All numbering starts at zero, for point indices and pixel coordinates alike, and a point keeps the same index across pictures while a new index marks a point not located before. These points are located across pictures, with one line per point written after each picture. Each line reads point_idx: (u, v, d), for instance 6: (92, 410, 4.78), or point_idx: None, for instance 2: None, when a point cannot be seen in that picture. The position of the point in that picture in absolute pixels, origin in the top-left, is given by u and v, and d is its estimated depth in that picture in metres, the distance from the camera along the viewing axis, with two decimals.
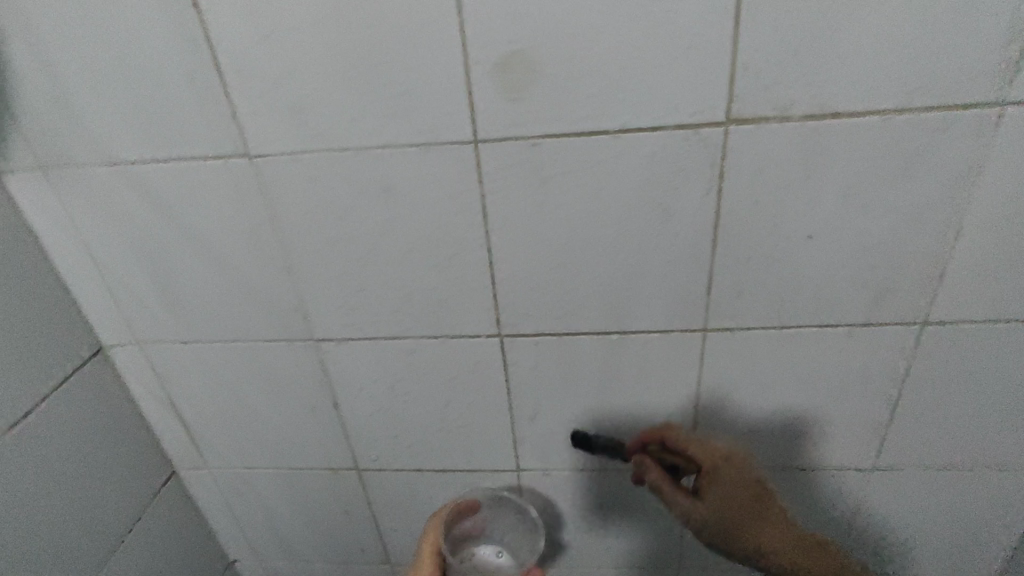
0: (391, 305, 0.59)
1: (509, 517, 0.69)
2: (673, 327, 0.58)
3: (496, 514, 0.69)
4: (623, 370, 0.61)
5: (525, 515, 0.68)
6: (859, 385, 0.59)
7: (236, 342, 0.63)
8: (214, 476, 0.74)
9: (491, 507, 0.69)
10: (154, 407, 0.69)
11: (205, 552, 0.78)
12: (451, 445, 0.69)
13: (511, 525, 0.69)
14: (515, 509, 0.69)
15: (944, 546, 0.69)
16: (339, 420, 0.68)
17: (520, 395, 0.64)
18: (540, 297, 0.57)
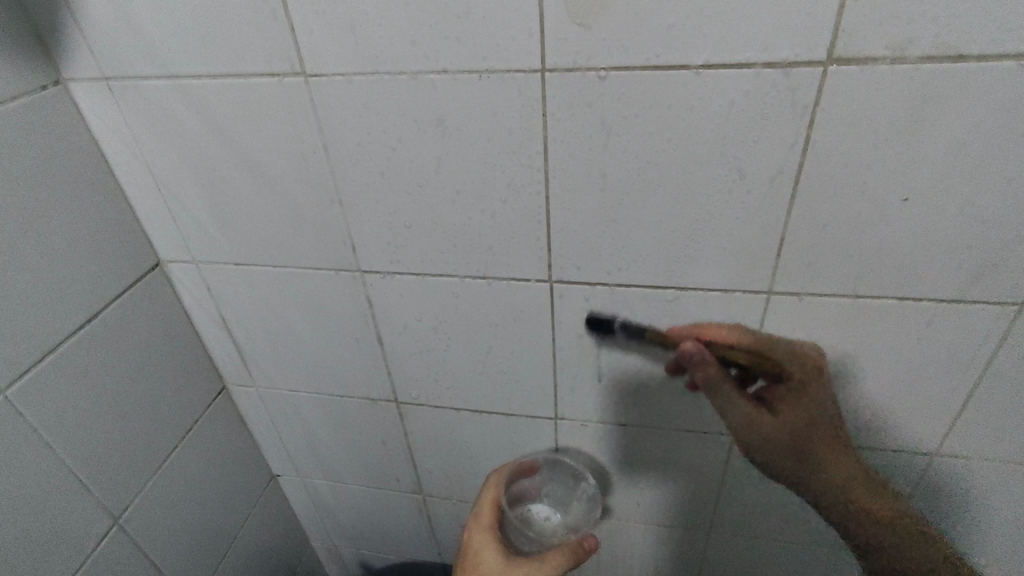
0: (440, 242, 0.57)
1: (560, 483, 0.73)
2: (735, 288, 0.54)
3: (549, 478, 0.73)
4: (675, 329, 0.58)
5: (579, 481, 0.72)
6: (934, 365, 0.54)
7: (286, 269, 0.63)
8: (261, 395, 0.77)
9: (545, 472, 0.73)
10: (207, 325, 0.71)
11: (252, 466, 0.82)
12: (491, 388, 0.68)
13: (561, 491, 0.73)
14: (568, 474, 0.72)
15: (999, 542, 0.66)
16: (382, 354, 0.68)
17: (565, 344, 0.62)
18: (595, 245, 0.54)
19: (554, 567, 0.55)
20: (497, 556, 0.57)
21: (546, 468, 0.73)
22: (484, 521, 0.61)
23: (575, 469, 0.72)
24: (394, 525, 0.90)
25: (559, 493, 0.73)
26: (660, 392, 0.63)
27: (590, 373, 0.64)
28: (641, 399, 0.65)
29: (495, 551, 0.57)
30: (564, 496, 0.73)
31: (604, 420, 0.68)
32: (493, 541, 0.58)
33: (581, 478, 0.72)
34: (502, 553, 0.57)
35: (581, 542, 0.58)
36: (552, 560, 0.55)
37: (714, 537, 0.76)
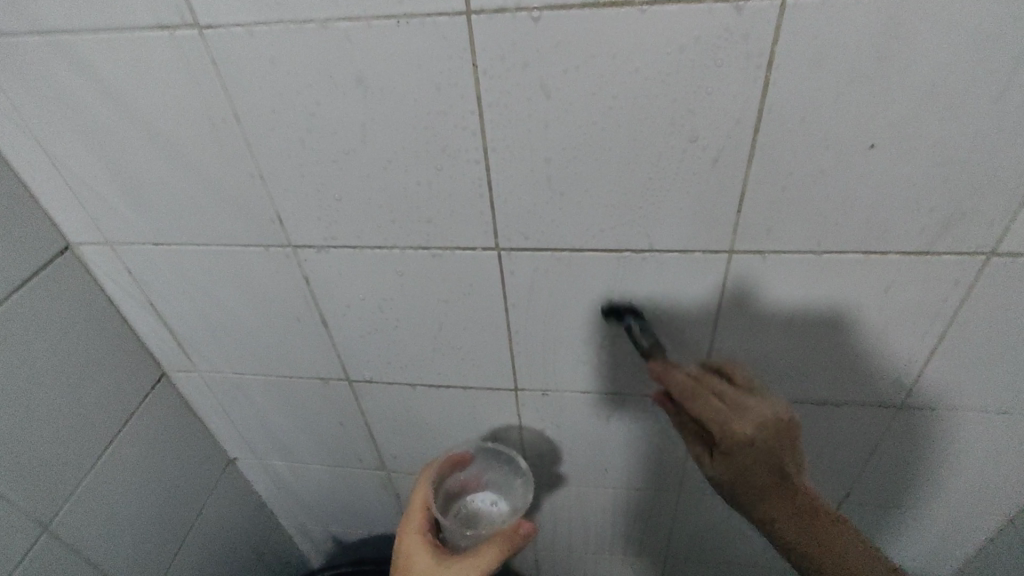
0: (374, 213, 0.52)
1: (498, 470, 0.70)
2: (695, 248, 0.51)
3: (486, 468, 0.70)
4: (634, 294, 0.55)
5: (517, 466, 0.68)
6: (900, 319, 0.52)
7: (211, 248, 0.57)
8: (205, 380, 0.72)
9: (481, 462, 0.70)
10: (135, 310, 0.65)
11: (203, 453, 0.79)
12: (446, 363, 0.65)
13: (502, 478, 0.70)
14: (505, 459, 0.69)
15: (961, 485, 0.66)
16: (328, 333, 0.64)
17: (519, 314, 0.59)
18: (544, 208, 0.50)
19: (491, 558, 0.53)
20: (427, 559, 0.54)
21: (480, 457, 0.70)
22: (414, 524, 0.58)
23: (508, 454, 0.69)
24: (361, 502, 0.88)
25: (499, 481, 0.69)
26: (622, 358, 0.60)
27: (547, 343, 0.61)
28: (603, 367, 0.62)
29: (425, 552, 0.55)
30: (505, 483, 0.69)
31: (566, 389, 0.65)
32: (423, 544, 0.56)
33: (514, 461, 0.69)
34: (434, 553, 0.55)
35: (516, 527, 0.55)
36: (485, 553, 0.53)
37: (682, 496, 0.75)
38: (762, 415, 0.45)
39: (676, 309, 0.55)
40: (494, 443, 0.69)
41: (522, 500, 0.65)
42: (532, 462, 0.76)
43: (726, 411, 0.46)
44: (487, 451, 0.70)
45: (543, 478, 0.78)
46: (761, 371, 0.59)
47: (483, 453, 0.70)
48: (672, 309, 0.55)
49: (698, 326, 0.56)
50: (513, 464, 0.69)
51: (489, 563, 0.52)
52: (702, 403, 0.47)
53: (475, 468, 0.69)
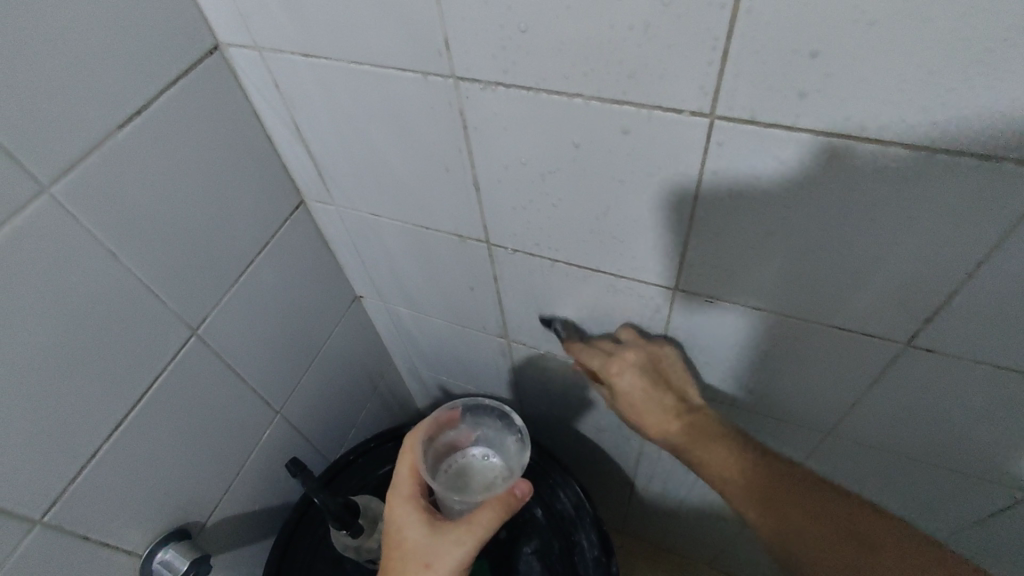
0: (561, 48, 0.41)
1: (489, 425, 0.70)
2: (1007, 156, 0.35)
3: (476, 425, 0.70)
4: (877, 206, 0.41)
5: (508, 424, 0.68)
6: None
7: (361, 67, 0.49)
8: (341, 215, 0.69)
9: (468, 418, 0.69)
10: (279, 129, 0.61)
11: (332, 286, 0.78)
12: (600, 244, 0.56)
13: (493, 433, 0.69)
14: (496, 417, 0.69)
15: None
16: (475, 188, 0.56)
17: (710, 205, 0.47)
18: (795, 69, 0.36)
19: (486, 522, 0.53)
20: (420, 529, 0.54)
21: (468, 414, 0.69)
22: (404, 491, 0.58)
23: (497, 409, 0.69)
24: (475, 361, 0.87)
25: (492, 437, 0.69)
26: (824, 280, 0.49)
27: (732, 245, 0.50)
28: (794, 285, 0.50)
29: (418, 521, 0.55)
30: (498, 440, 0.68)
31: (734, 302, 0.55)
32: (414, 514, 0.55)
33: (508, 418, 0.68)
34: (428, 522, 0.55)
35: (512, 490, 0.55)
36: (482, 519, 0.53)
37: (833, 436, 0.66)
38: (634, 360, 0.62)
39: (928, 235, 0.42)
40: (484, 400, 0.69)
41: (518, 456, 0.65)
42: None
43: (608, 355, 0.63)
44: (474, 408, 0.70)
45: None
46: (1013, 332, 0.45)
47: (471, 409, 0.69)
48: (924, 234, 0.42)
49: (951, 263, 0.43)
50: (505, 419, 0.69)
51: (484, 530, 0.53)
52: (590, 353, 0.65)
53: (465, 426, 0.69)
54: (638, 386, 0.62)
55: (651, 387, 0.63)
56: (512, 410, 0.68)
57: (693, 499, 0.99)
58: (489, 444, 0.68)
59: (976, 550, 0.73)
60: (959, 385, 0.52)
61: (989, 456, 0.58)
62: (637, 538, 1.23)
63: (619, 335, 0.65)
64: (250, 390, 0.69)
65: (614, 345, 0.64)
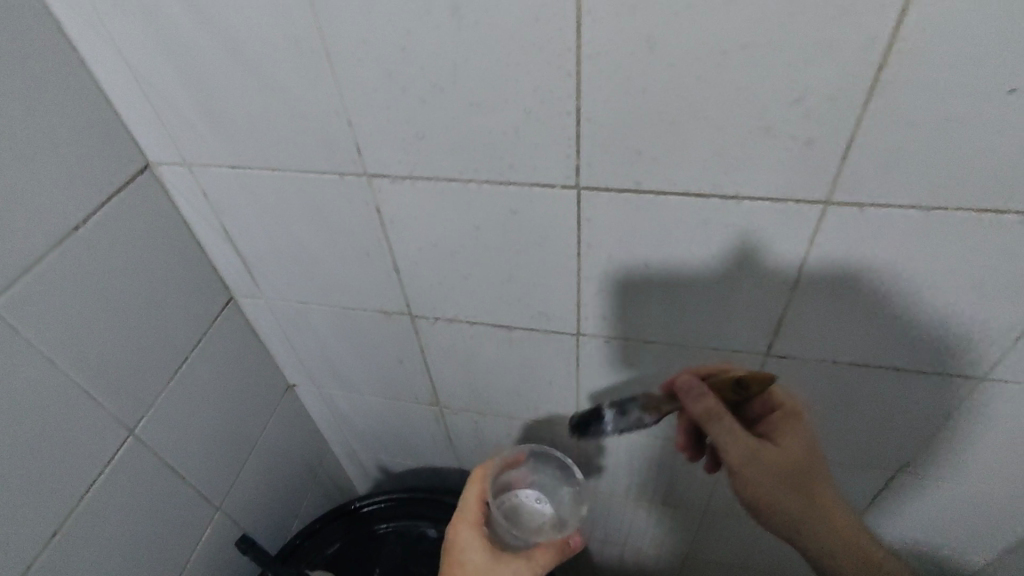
0: (452, 146, 0.51)
1: (549, 473, 0.72)
2: (790, 198, 0.47)
3: (535, 470, 0.72)
4: (717, 243, 0.52)
5: (569, 474, 0.71)
6: (1009, 290, 0.48)
7: (284, 173, 0.57)
8: (270, 307, 0.74)
9: (531, 462, 0.72)
10: (207, 232, 0.66)
11: (265, 376, 0.81)
12: (510, 303, 0.64)
13: (550, 481, 0.72)
14: (558, 466, 0.72)
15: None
16: (394, 266, 0.64)
17: (591, 259, 0.57)
18: (629, 150, 0.47)
19: None
20: (480, 554, 0.60)
21: (533, 458, 0.72)
22: (467, 519, 0.64)
23: (561, 460, 0.72)
24: (412, 432, 0.90)
25: (548, 483, 0.71)
26: (693, 311, 0.59)
27: (617, 289, 0.59)
28: (671, 318, 0.60)
29: (479, 547, 0.61)
30: (554, 489, 0.71)
31: (629, 340, 0.64)
32: (478, 539, 0.62)
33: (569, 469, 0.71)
34: (488, 552, 0.60)
35: None
36: None
37: None
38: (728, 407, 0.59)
39: (758, 263, 0.53)
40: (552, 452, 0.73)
41: (572, 509, 0.68)
42: (585, 410, 0.76)
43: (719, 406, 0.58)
44: (539, 453, 0.73)
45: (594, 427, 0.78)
46: (838, 333, 0.56)
47: (535, 454, 0.72)
48: (754, 264, 0.53)
49: (779, 283, 0.54)
50: (566, 470, 0.71)
51: None
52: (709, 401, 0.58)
53: (526, 468, 0.72)
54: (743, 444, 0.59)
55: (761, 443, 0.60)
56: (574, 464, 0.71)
57: (635, 544, 1.03)
58: (545, 489, 0.71)
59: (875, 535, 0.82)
60: (817, 385, 0.62)
61: (858, 445, 0.68)
62: None
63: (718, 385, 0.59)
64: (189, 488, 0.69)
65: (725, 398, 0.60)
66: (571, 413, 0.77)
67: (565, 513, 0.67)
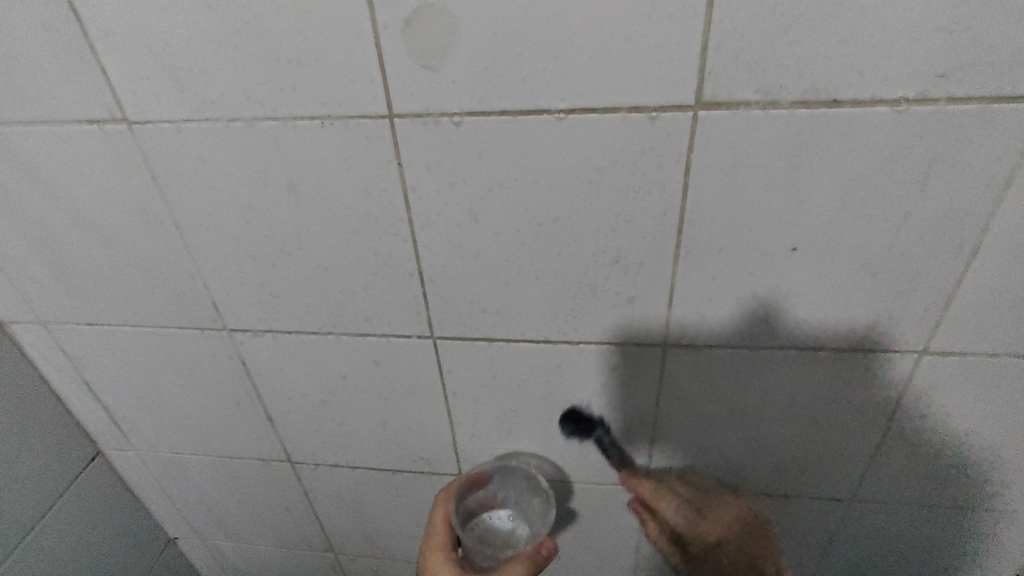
0: (306, 300, 0.52)
1: (520, 482, 0.61)
2: (628, 339, 0.50)
3: (504, 483, 0.61)
4: (574, 382, 0.54)
5: (536, 482, 0.59)
6: (844, 416, 0.52)
7: (143, 328, 0.56)
8: (142, 459, 0.70)
9: (498, 476, 0.61)
10: (68, 388, 0.63)
11: (138, 534, 0.75)
12: (388, 446, 0.63)
13: (522, 492, 0.60)
14: (524, 474, 0.60)
15: None
16: (266, 413, 0.62)
17: (461, 400, 0.58)
18: (474, 299, 0.50)
19: None
20: None
21: (498, 472, 0.61)
22: (435, 545, 0.56)
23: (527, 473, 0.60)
24: None
25: (519, 496, 0.60)
26: (568, 445, 0.59)
27: (491, 427, 0.59)
28: (549, 452, 0.60)
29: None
30: (526, 499, 0.60)
31: None
32: (446, 567, 0.54)
33: (536, 480, 0.60)
34: None
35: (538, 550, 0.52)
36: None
37: None
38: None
39: (617, 399, 0.54)
40: (516, 461, 0.61)
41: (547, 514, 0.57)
42: None
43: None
44: (504, 465, 0.61)
45: None
46: (708, 463, 0.57)
47: (500, 467, 0.61)
48: (613, 399, 0.54)
49: (640, 418, 0.55)
50: (534, 480, 0.60)
51: None
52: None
53: (494, 484, 0.61)
54: None
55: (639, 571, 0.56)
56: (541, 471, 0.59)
57: None
58: (518, 505, 0.60)
59: None
60: None
61: None
62: None
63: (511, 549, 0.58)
64: None
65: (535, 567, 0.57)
66: None
67: (540, 523, 0.57)
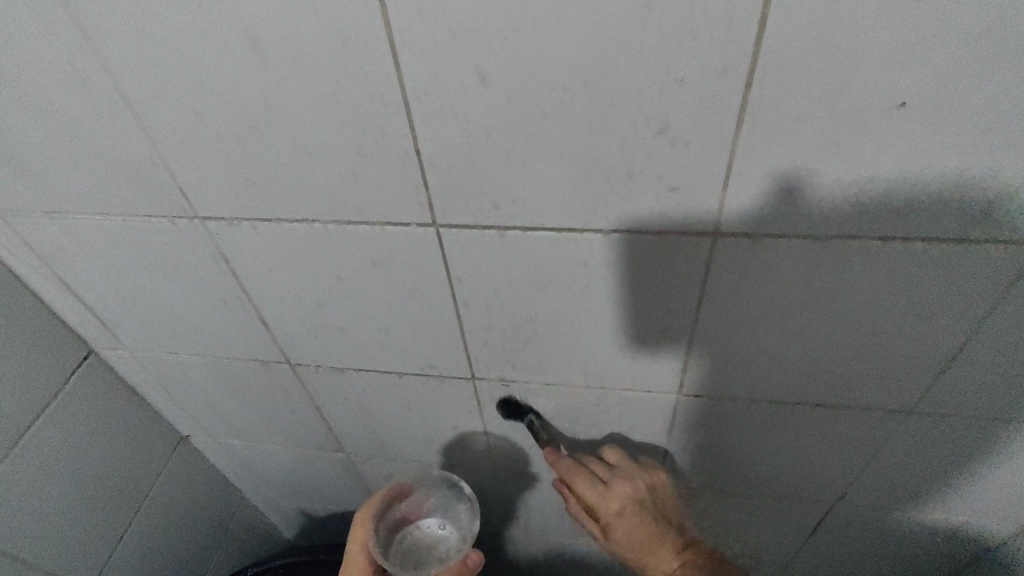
0: (283, 184, 0.44)
1: (443, 493, 0.66)
2: (669, 229, 0.42)
3: (430, 492, 0.66)
4: (602, 280, 0.47)
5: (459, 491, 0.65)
6: (921, 320, 0.44)
7: (107, 216, 0.49)
8: (136, 359, 0.66)
9: (423, 487, 0.66)
10: (44, 284, 0.58)
11: (147, 432, 0.73)
12: (392, 350, 0.57)
13: (448, 500, 0.66)
14: (448, 484, 0.66)
15: (961, 492, 0.61)
16: (257, 313, 0.56)
17: (470, 301, 0.51)
18: (482, 182, 0.41)
19: None
20: None
21: (421, 484, 0.66)
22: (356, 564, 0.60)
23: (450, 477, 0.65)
24: (325, 480, 0.83)
25: (445, 505, 0.66)
26: (591, 349, 0.53)
27: (505, 330, 0.53)
28: (569, 357, 0.54)
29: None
30: (451, 508, 0.65)
31: (530, 381, 0.58)
32: None
33: (457, 486, 0.65)
34: None
35: None
36: None
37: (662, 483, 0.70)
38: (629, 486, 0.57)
39: (651, 298, 0.47)
40: (437, 473, 0.66)
41: (469, 524, 0.62)
42: (500, 451, 0.69)
43: (599, 480, 0.58)
44: (428, 478, 0.66)
45: (514, 467, 0.72)
46: (752, 367, 0.52)
47: (424, 480, 0.66)
48: (647, 298, 0.47)
49: (677, 318, 0.48)
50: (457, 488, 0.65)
51: None
52: (581, 477, 0.59)
53: (420, 495, 0.66)
54: (641, 532, 0.55)
55: (654, 530, 0.55)
56: (461, 480, 0.65)
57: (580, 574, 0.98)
58: (446, 512, 0.65)
59: (816, 563, 0.78)
60: (738, 422, 0.58)
61: (790, 480, 0.64)
62: None
63: (608, 458, 0.60)
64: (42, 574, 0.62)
65: (609, 472, 0.59)
66: (485, 454, 0.70)
67: (465, 531, 0.62)
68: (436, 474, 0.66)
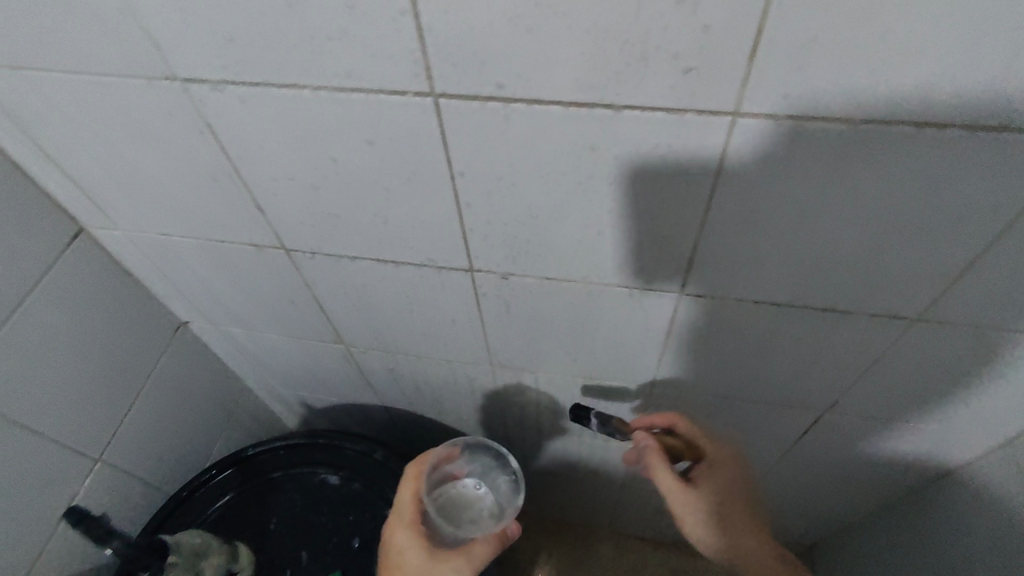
0: (267, 42, 0.40)
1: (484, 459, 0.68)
2: (686, 108, 0.38)
3: (471, 458, 0.67)
4: (611, 168, 0.43)
5: (503, 462, 0.67)
6: (943, 219, 0.42)
7: (83, 77, 0.46)
8: (130, 239, 0.65)
9: (467, 451, 0.67)
10: (26, 154, 0.56)
11: (145, 315, 0.73)
12: (389, 238, 0.55)
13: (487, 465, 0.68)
14: (494, 453, 0.67)
15: (954, 406, 0.61)
16: (247, 193, 0.54)
17: (469, 186, 0.48)
18: (484, 47, 0.37)
19: (478, 556, 0.57)
20: (420, 554, 0.57)
21: (467, 449, 0.67)
22: (403, 516, 0.59)
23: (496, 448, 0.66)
24: (325, 371, 0.84)
25: (484, 471, 0.67)
26: (595, 243, 0.51)
27: (506, 220, 0.50)
28: (572, 252, 0.52)
29: (417, 548, 0.57)
30: (490, 475, 0.67)
31: (530, 276, 0.57)
32: (415, 541, 0.58)
33: (502, 457, 0.67)
34: (426, 550, 0.57)
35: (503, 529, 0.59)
36: (478, 552, 0.57)
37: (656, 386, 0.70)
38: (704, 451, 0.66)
39: (659, 189, 0.45)
40: (488, 441, 0.67)
41: (508, 496, 0.65)
42: (497, 349, 0.69)
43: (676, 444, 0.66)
44: (475, 443, 0.67)
45: (511, 366, 0.72)
46: (757, 267, 0.50)
47: (471, 444, 0.67)
48: (655, 188, 0.45)
49: (684, 211, 0.46)
50: (501, 458, 0.67)
51: (479, 562, 0.57)
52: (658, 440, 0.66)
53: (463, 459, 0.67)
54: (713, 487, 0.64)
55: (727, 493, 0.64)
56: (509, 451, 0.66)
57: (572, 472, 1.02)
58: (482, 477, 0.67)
59: (801, 469, 0.81)
60: (737, 324, 0.57)
61: (784, 387, 0.64)
62: (538, 514, 1.25)
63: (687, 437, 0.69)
64: (48, 442, 0.63)
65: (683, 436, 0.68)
66: (483, 351, 0.70)
67: (503, 501, 0.65)
68: (485, 443, 0.67)
